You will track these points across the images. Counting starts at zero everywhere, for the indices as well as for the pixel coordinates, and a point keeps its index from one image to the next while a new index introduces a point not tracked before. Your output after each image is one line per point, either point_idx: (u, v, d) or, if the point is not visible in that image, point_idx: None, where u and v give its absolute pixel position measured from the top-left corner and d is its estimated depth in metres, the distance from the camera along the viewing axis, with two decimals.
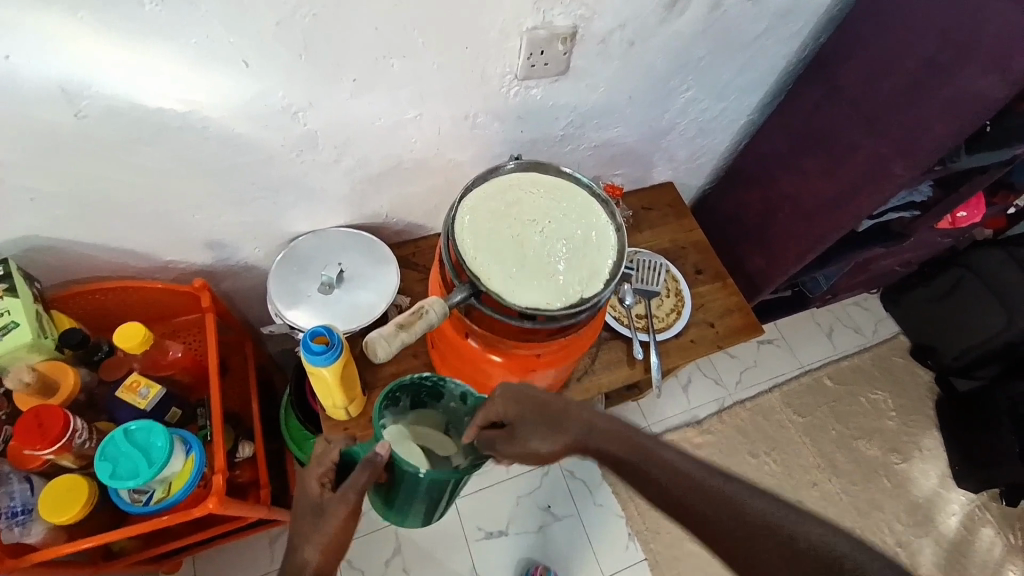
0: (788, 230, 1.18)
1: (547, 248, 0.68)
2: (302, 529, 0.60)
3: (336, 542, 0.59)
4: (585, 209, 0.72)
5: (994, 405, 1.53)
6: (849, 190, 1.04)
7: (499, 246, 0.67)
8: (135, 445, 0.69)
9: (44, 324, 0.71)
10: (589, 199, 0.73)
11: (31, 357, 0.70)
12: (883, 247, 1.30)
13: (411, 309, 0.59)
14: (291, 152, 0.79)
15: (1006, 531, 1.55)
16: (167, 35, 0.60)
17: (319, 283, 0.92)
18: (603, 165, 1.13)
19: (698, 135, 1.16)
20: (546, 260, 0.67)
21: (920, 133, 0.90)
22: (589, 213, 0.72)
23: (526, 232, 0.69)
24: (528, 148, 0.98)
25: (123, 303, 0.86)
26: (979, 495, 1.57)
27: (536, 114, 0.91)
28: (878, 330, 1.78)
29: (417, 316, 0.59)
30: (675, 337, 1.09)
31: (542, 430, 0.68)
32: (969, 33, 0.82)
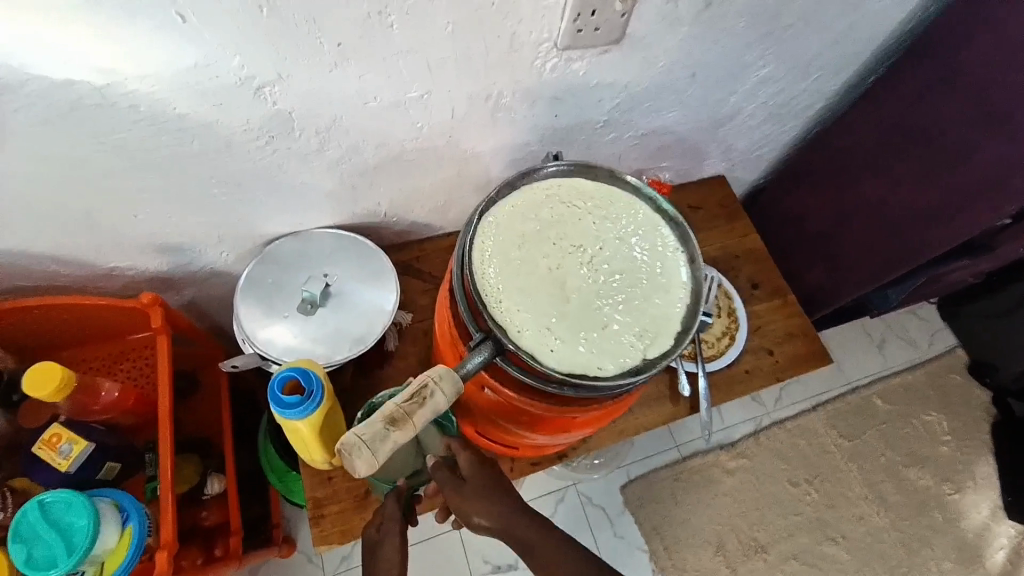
0: (867, 242, 0.99)
1: (596, 285, 0.50)
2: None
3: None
4: (648, 231, 0.53)
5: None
6: (956, 201, 0.85)
7: (532, 281, 0.49)
8: (51, 523, 0.57)
9: None
10: (654, 217, 0.54)
11: None
12: (966, 259, 1.11)
13: (409, 392, 0.43)
14: (257, 138, 0.61)
15: None
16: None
17: (298, 300, 0.75)
18: (648, 155, 0.93)
19: (764, 121, 0.96)
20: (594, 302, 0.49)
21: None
22: (653, 235, 0.53)
23: (568, 263, 0.50)
24: (561, 137, 0.79)
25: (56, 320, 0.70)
26: None
27: (575, 94, 0.72)
28: (934, 343, 1.58)
29: (418, 402, 0.43)
30: (726, 367, 0.91)
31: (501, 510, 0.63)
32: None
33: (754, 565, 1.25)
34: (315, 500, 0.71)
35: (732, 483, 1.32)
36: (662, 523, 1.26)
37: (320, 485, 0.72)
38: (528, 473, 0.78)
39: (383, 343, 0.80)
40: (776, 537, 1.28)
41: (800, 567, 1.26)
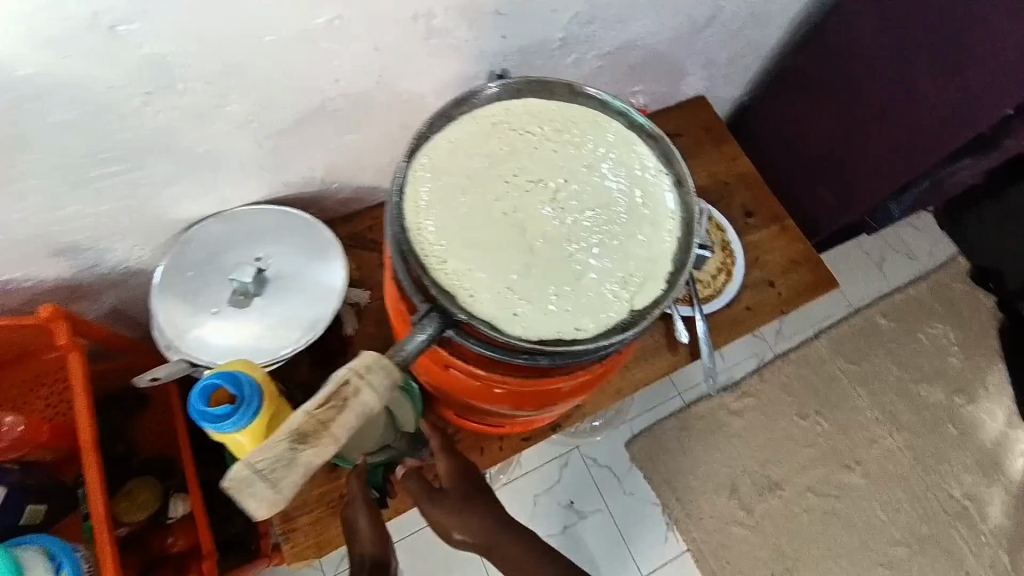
0: (869, 151, 0.91)
1: (565, 228, 0.40)
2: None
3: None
4: (623, 154, 0.43)
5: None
6: (969, 94, 0.76)
7: (483, 231, 0.39)
8: None
9: None
10: (627, 135, 0.44)
11: None
12: (972, 157, 1.02)
13: (320, 401, 0.37)
14: (133, 100, 0.49)
15: None
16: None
17: (229, 291, 0.65)
18: (618, 79, 0.82)
19: (745, 24, 0.84)
20: (563, 248, 0.39)
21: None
22: (630, 159, 0.43)
23: (527, 204, 0.40)
24: (515, 66, 0.68)
25: None
26: None
27: (523, 6, 0.60)
28: (935, 254, 1.51)
29: (337, 407, 0.38)
30: (725, 307, 0.83)
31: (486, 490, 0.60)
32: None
33: (770, 504, 1.21)
34: (284, 513, 0.64)
35: (741, 424, 1.26)
36: (672, 476, 1.20)
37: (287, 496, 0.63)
38: (521, 451, 0.70)
39: (341, 328, 0.70)
40: (790, 473, 1.24)
41: (818, 500, 1.22)
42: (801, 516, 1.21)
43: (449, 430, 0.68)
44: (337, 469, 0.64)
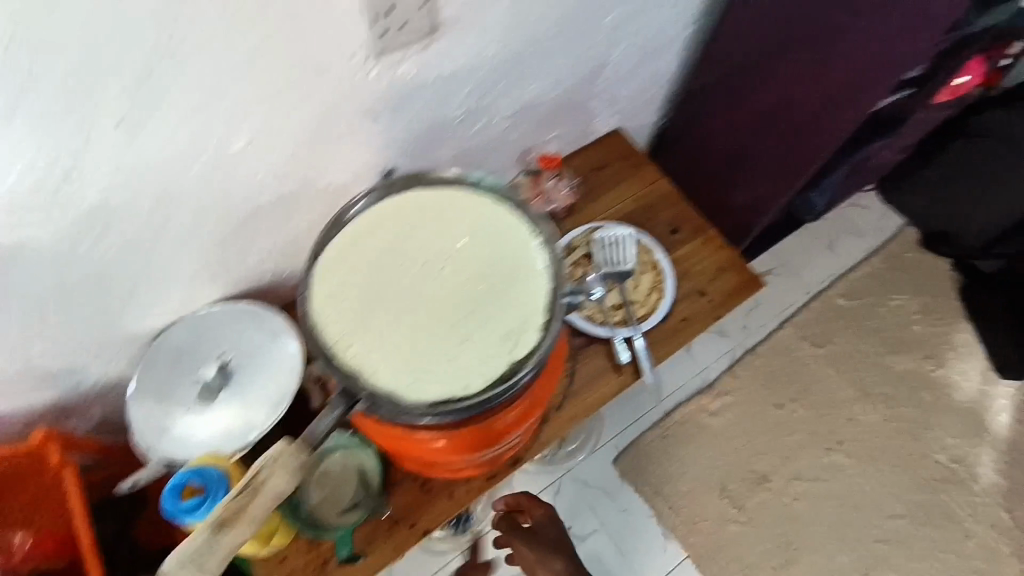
0: (770, 154, 0.98)
1: (450, 299, 0.49)
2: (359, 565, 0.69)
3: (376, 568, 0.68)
4: (495, 224, 0.51)
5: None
6: (841, 90, 0.84)
7: (379, 317, 0.48)
8: None
9: None
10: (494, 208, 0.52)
11: None
12: (880, 141, 1.08)
13: (237, 490, 0.55)
14: (82, 239, 0.57)
15: None
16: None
17: (197, 387, 0.72)
18: (530, 133, 0.90)
19: (637, 64, 0.93)
20: (448, 320, 0.48)
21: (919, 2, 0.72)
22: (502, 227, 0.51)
23: (415, 286, 0.49)
24: (425, 143, 0.76)
25: None
26: None
27: (418, 96, 0.68)
28: (884, 228, 1.57)
29: (253, 488, 0.53)
30: (662, 321, 0.89)
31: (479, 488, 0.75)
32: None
33: (761, 497, 1.24)
34: None
35: (722, 423, 1.31)
36: (662, 484, 1.24)
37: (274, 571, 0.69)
38: (489, 487, 0.75)
39: (307, 401, 0.76)
40: (776, 463, 1.27)
41: (807, 486, 1.25)
42: (794, 503, 1.24)
43: (419, 481, 0.73)
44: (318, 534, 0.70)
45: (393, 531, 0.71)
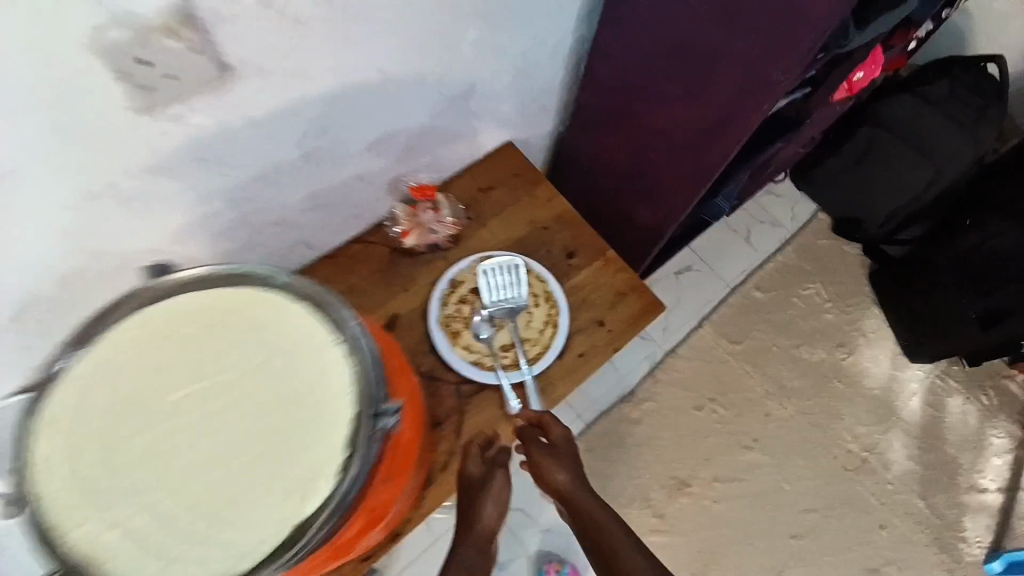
0: (664, 169, 0.92)
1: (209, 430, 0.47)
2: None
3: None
4: (279, 339, 0.50)
5: (934, 255, 1.31)
6: (719, 111, 0.78)
7: (130, 451, 0.46)
8: None
9: None
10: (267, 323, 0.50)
11: None
12: (783, 141, 1.04)
13: None
14: None
15: (976, 394, 1.41)
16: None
17: None
18: (398, 161, 0.81)
19: (516, 79, 0.84)
20: (205, 453, 0.46)
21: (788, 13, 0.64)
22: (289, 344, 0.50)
23: (173, 414, 0.47)
24: (257, 191, 0.65)
25: None
26: (937, 365, 1.42)
27: (229, 147, 0.57)
28: (798, 215, 1.56)
29: None
30: (557, 359, 0.83)
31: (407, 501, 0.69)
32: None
33: (682, 503, 1.24)
34: None
35: (643, 430, 1.29)
36: None
37: None
38: (365, 566, 0.70)
39: None
40: (695, 467, 1.27)
41: (725, 487, 1.26)
42: (713, 506, 1.24)
43: None
44: None
45: None
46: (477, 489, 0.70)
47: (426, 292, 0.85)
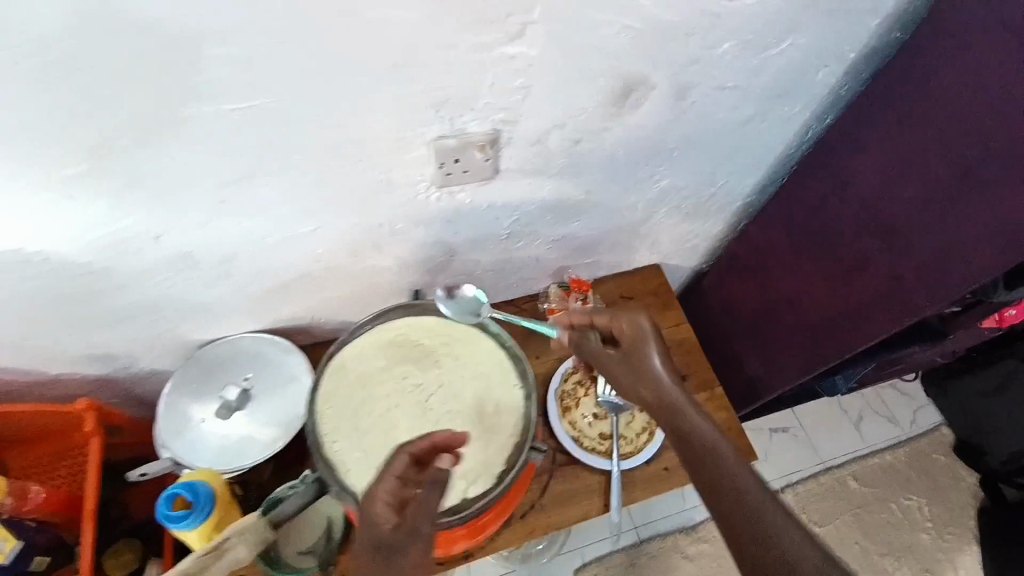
0: (790, 334, 1.01)
1: (426, 421, 0.55)
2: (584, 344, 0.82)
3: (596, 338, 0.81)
4: (487, 360, 0.59)
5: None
6: (858, 304, 0.86)
7: (352, 413, 0.55)
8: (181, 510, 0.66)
9: None
10: (495, 351, 0.59)
11: None
12: (915, 345, 1.07)
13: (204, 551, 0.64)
14: (164, 275, 0.67)
15: None
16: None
17: (217, 404, 0.82)
18: (567, 256, 0.98)
19: (682, 220, 0.99)
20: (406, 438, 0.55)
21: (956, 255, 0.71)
22: (493, 366, 0.59)
23: (393, 398, 0.56)
24: (466, 248, 0.85)
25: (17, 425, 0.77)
26: None
27: (466, 216, 0.77)
28: (919, 421, 1.51)
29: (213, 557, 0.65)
30: (645, 464, 0.92)
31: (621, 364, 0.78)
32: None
33: None
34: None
35: (692, 570, 1.28)
36: None
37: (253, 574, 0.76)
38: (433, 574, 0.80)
39: (305, 441, 0.86)
40: None
41: None
42: None
43: None
44: None
45: None
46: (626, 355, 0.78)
47: (553, 365, 0.99)
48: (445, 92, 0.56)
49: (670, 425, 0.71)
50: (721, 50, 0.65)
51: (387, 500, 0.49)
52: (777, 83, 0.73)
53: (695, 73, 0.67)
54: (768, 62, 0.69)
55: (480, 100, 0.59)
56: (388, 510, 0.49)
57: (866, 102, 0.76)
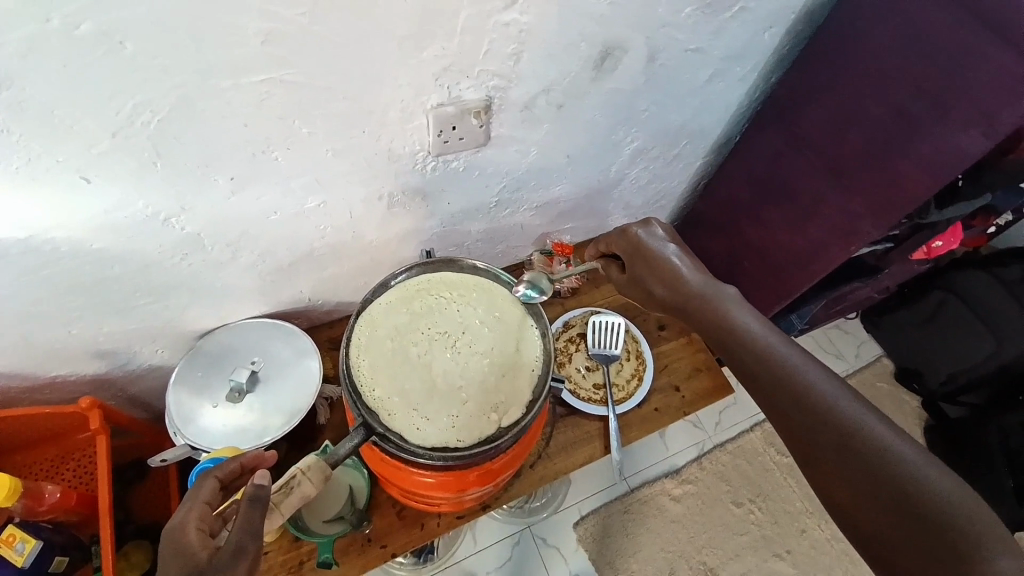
0: (756, 276, 1.12)
1: (460, 362, 0.60)
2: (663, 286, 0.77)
3: (658, 273, 0.78)
4: (505, 308, 0.63)
5: (986, 437, 1.42)
6: (815, 240, 0.96)
7: (392, 357, 0.59)
8: None
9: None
10: (511, 297, 0.64)
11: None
12: (857, 280, 1.20)
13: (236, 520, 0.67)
14: (173, 257, 0.69)
15: None
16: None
17: (227, 389, 0.83)
18: (550, 223, 1.04)
19: (650, 182, 1.07)
20: (443, 376, 0.58)
21: (899, 185, 0.80)
22: (510, 314, 0.63)
23: (423, 345, 0.60)
24: (459, 218, 0.89)
25: (17, 429, 0.75)
26: None
27: (459, 184, 0.82)
28: (861, 354, 1.71)
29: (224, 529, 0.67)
30: (637, 407, 1.00)
31: (667, 279, 0.77)
32: (976, 25, 0.67)
33: None
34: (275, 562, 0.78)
35: (680, 509, 1.38)
36: (616, 557, 1.31)
37: (285, 545, 0.79)
38: (456, 526, 0.84)
39: (315, 417, 0.88)
40: (724, 558, 1.34)
41: None
42: None
43: (396, 507, 0.83)
44: (299, 539, 0.79)
45: (365, 549, 0.80)
46: (655, 264, 0.79)
47: None
48: (447, 60, 0.61)
49: (723, 335, 0.69)
50: (685, 14, 0.72)
51: (198, 527, 0.53)
52: (732, 44, 0.81)
53: (664, 37, 0.74)
54: (725, 25, 0.77)
55: (477, 67, 0.64)
56: (200, 533, 0.52)
57: (809, 60, 0.86)
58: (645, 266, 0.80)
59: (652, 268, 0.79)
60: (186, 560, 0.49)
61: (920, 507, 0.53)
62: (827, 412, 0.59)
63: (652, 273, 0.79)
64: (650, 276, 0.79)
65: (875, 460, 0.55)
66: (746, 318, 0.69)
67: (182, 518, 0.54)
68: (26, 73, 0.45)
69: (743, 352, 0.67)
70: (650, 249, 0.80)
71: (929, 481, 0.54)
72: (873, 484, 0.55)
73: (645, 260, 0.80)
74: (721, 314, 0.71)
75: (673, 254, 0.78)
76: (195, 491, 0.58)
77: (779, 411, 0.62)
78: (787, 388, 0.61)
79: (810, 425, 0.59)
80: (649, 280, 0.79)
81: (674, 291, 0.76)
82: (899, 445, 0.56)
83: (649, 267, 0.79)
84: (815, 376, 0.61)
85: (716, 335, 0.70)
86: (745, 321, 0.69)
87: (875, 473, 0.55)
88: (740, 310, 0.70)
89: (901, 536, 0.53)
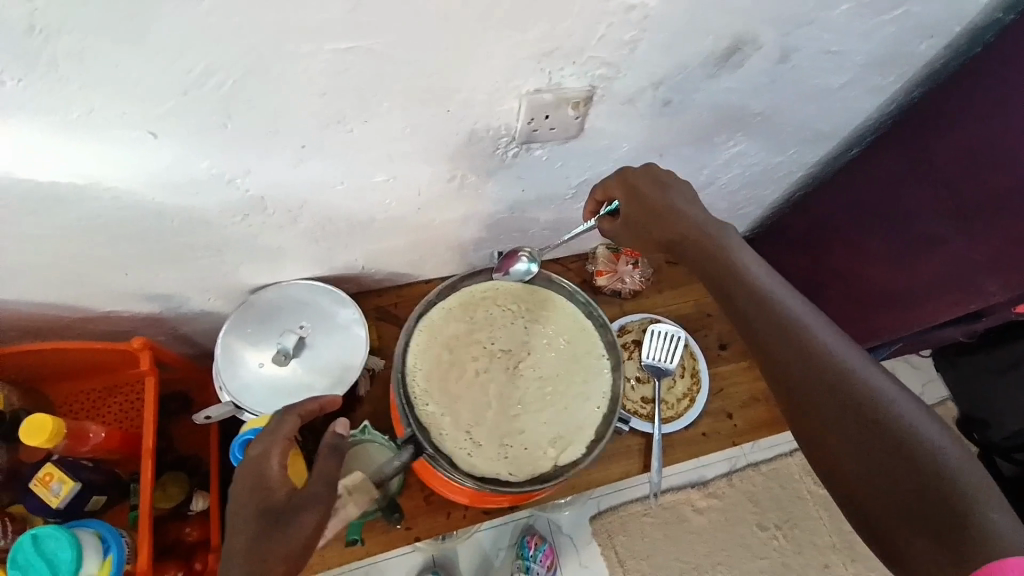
0: (838, 307, 1.02)
1: (518, 384, 0.60)
2: (664, 226, 0.65)
3: (656, 218, 0.66)
4: (571, 332, 0.63)
5: None
6: (922, 284, 0.85)
7: (449, 373, 0.59)
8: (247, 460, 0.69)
9: (32, 420, 0.65)
10: (582, 321, 0.64)
11: (35, 421, 0.65)
12: (950, 326, 1.08)
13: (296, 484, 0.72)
14: (233, 217, 0.65)
15: None
16: (22, 74, 0.43)
17: (275, 349, 0.81)
18: None
19: (742, 188, 0.96)
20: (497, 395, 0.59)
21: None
22: (580, 341, 0.62)
23: (482, 363, 0.60)
24: (531, 205, 0.82)
25: (69, 359, 0.76)
26: None
27: (538, 173, 0.75)
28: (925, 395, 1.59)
29: None
30: (685, 428, 0.94)
31: (670, 221, 0.65)
32: None
33: None
34: None
35: (701, 521, 1.35)
36: (627, 557, 1.30)
37: None
38: (479, 521, 0.83)
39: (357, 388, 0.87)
40: None
41: None
42: None
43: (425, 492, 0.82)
44: None
45: (389, 530, 0.80)
46: (659, 202, 0.66)
47: None
48: (552, 43, 0.53)
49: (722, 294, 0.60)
50: (839, 11, 0.60)
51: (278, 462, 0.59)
52: (879, 50, 0.69)
53: (805, 35, 0.63)
54: (879, 27, 0.65)
55: (585, 54, 0.55)
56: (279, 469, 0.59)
57: (968, 78, 0.72)
58: (641, 209, 0.67)
59: (663, 203, 0.66)
60: (264, 496, 0.56)
61: (911, 453, 0.45)
62: (826, 364, 0.50)
63: (647, 213, 0.67)
64: (646, 215, 0.67)
65: (869, 409, 0.48)
66: (763, 273, 0.59)
67: (264, 449, 0.60)
68: (90, 19, 0.40)
69: (742, 298, 0.57)
70: (648, 195, 0.67)
71: (928, 439, 0.46)
72: (866, 434, 0.47)
73: (648, 194, 0.67)
74: (745, 267, 0.59)
75: (677, 199, 0.66)
76: (278, 422, 0.62)
77: (771, 366, 0.53)
78: (785, 337, 0.53)
79: (808, 377, 0.51)
80: (650, 227, 0.67)
81: (678, 240, 0.64)
82: (902, 401, 0.48)
83: (648, 212, 0.67)
84: (814, 321, 0.54)
85: (720, 286, 0.59)
86: (753, 275, 0.58)
87: (867, 421, 0.47)
88: (754, 265, 0.60)
89: (893, 486, 0.45)
